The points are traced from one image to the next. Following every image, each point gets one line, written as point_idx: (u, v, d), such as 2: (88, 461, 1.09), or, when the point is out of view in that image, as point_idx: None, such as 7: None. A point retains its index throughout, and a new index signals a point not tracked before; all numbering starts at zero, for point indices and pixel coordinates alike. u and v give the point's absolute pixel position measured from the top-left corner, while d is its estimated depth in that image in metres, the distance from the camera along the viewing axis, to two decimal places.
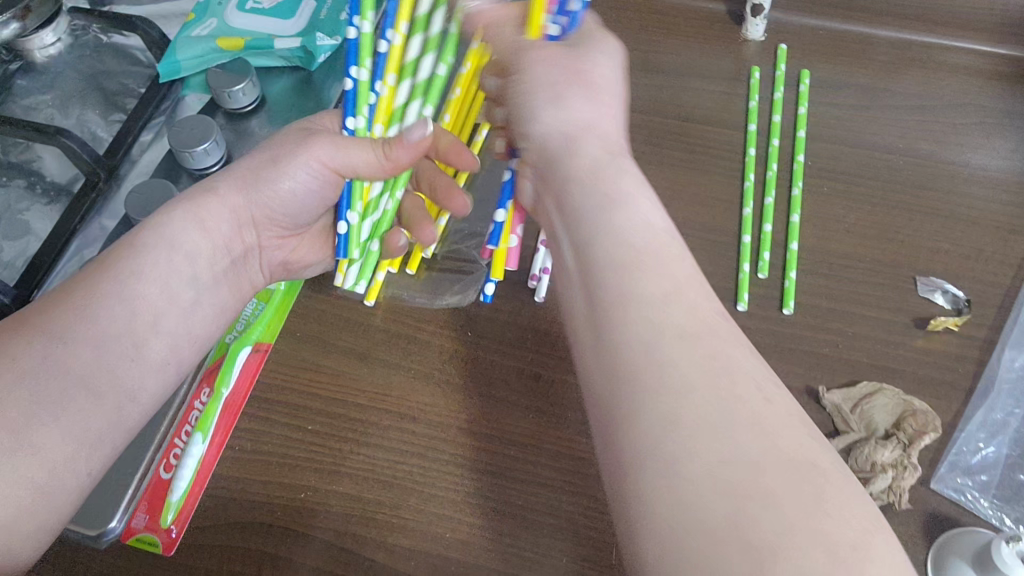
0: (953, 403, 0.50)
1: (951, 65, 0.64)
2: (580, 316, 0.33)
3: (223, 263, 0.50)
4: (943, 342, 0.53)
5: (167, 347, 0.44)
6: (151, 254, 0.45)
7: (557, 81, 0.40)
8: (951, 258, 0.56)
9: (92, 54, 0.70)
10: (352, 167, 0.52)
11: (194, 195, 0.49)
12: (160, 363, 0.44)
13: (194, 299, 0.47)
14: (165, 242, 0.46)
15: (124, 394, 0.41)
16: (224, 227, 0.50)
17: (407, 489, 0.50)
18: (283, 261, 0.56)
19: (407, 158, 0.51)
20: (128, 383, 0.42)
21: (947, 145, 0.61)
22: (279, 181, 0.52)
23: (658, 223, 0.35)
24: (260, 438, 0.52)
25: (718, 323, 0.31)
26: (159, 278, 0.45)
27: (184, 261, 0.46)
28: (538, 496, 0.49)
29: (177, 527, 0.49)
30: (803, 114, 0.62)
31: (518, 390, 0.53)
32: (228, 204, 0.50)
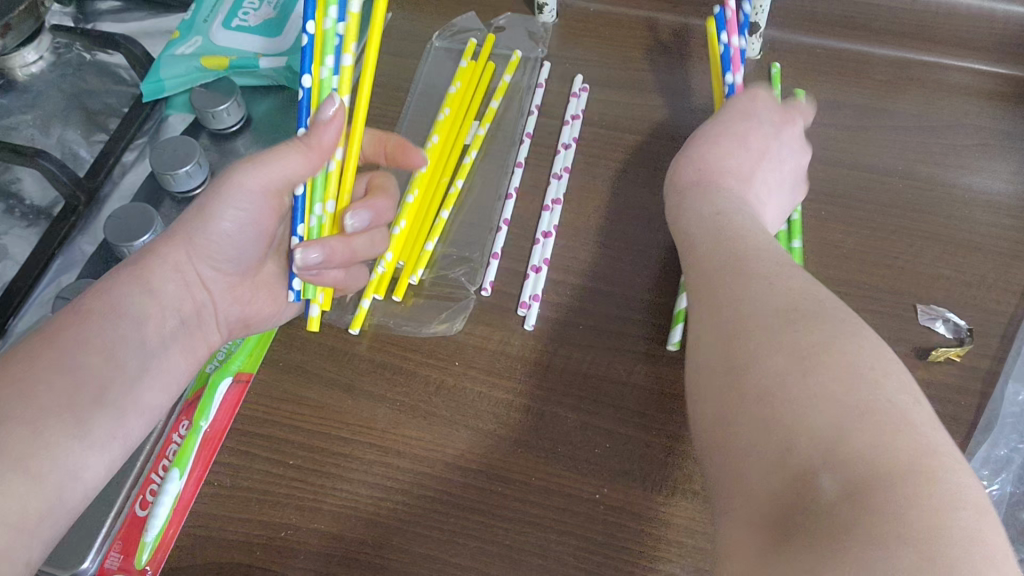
0: (954, 438, 0.49)
1: (950, 84, 0.63)
2: (717, 377, 0.34)
3: (173, 326, 0.48)
4: (944, 373, 0.51)
5: (115, 421, 0.42)
6: (93, 321, 0.43)
7: (723, 122, 0.50)
8: (952, 285, 0.54)
9: (74, 72, 0.69)
10: (282, 178, 0.45)
11: (136, 261, 0.48)
12: (105, 439, 0.42)
13: (142, 368, 0.45)
14: (110, 310, 0.44)
15: (64, 473, 0.39)
16: (169, 287, 0.48)
17: (391, 528, 0.48)
18: (242, 317, 0.53)
19: (329, 140, 0.46)
20: (70, 462, 0.39)
21: (948, 168, 0.59)
22: (211, 229, 0.47)
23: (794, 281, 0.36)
24: (240, 473, 0.50)
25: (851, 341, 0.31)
26: (104, 345, 0.43)
27: (131, 326, 0.45)
28: (526, 535, 0.47)
29: (153, 566, 0.47)
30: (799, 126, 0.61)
31: (506, 424, 0.51)
32: (168, 263, 0.48)
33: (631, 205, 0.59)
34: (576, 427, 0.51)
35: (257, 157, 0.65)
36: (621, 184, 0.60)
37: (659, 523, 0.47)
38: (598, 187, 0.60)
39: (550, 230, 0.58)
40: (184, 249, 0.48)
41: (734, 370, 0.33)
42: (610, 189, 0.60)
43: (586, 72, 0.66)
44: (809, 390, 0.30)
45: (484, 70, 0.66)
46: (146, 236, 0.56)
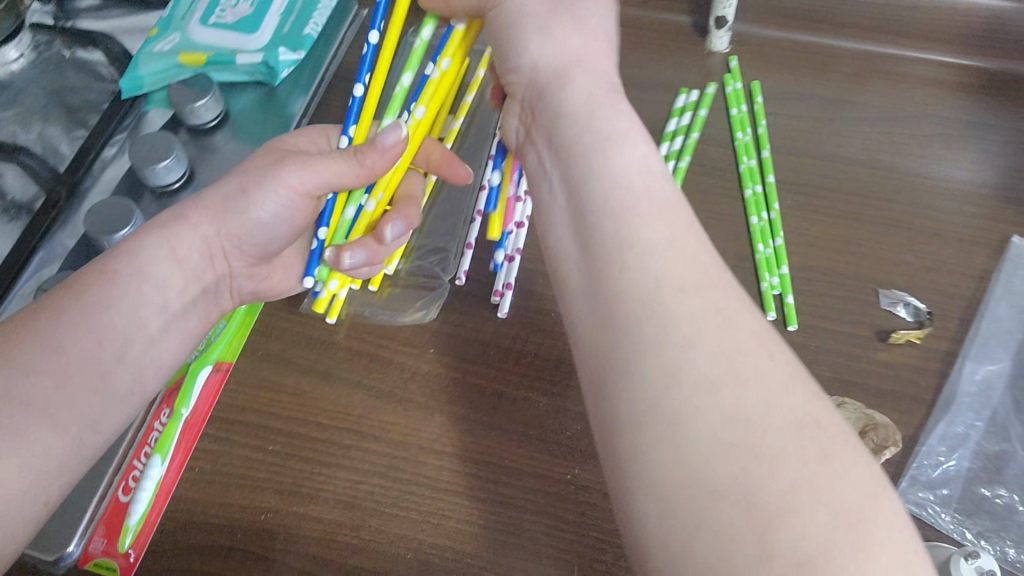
0: (914, 417, 0.50)
1: (913, 76, 0.65)
2: (577, 282, 0.36)
3: (195, 292, 0.50)
4: (905, 354, 0.53)
5: (133, 377, 0.44)
6: (118, 281, 0.45)
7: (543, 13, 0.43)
8: (913, 270, 0.56)
9: (54, 69, 0.69)
10: (324, 181, 0.49)
11: (166, 221, 0.49)
12: (124, 394, 0.44)
13: (162, 327, 0.47)
14: (135, 272, 0.46)
15: (79, 428, 0.41)
16: (195, 257, 0.49)
17: (368, 510, 0.49)
18: (255, 289, 0.55)
19: (383, 165, 0.48)
20: (89, 413, 0.41)
21: (910, 157, 0.61)
22: (248, 211, 0.50)
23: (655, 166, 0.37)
24: (219, 459, 0.51)
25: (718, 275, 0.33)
26: (126, 306, 0.45)
27: (154, 291, 0.46)
28: (499, 515, 0.49)
29: (135, 550, 0.48)
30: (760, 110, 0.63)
31: (481, 408, 0.53)
32: (198, 233, 0.49)
33: None
34: (549, 411, 0.52)
35: (235, 152, 0.66)
36: None
37: None
38: None
39: (524, 219, 0.58)
40: (215, 223, 0.50)
41: (610, 302, 0.33)
42: None
43: None
44: (706, 359, 0.29)
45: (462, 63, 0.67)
46: (126, 230, 0.57)
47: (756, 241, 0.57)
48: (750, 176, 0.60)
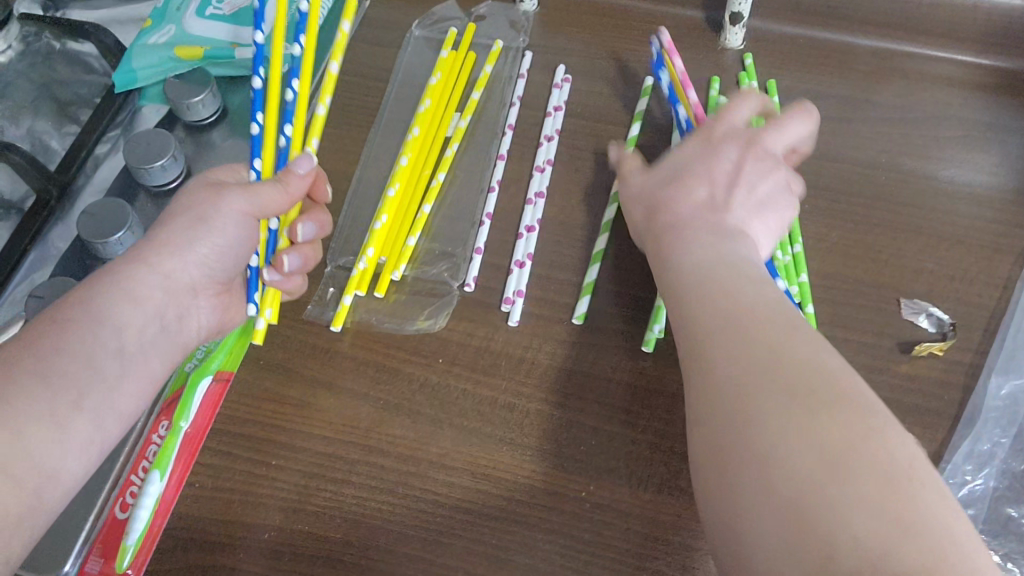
0: (938, 433, 0.49)
1: (933, 76, 0.63)
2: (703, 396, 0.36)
3: (155, 330, 0.46)
4: (928, 367, 0.51)
5: (93, 425, 0.41)
6: (72, 328, 0.42)
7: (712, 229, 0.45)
8: (935, 279, 0.54)
9: (43, 61, 0.67)
10: (267, 210, 0.48)
11: (118, 265, 0.45)
12: (83, 443, 0.41)
13: (120, 372, 0.43)
14: (92, 317, 0.42)
15: (43, 477, 0.39)
16: (157, 295, 0.46)
17: (376, 529, 0.48)
18: (219, 323, 0.52)
19: (302, 187, 0.50)
20: (48, 466, 0.39)
21: (930, 160, 0.59)
22: (207, 238, 0.47)
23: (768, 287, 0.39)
24: (221, 475, 0.50)
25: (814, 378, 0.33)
26: (83, 352, 0.41)
27: (111, 334, 0.43)
28: (512, 534, 0.47)
29: (135, 569, 0.46)
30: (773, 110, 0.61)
31: (492, 421, 0.51)
32: (161, 271, 0.46)
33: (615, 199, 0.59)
34: (562, 425, 0.50)
35: (233, 149, 0.63)
36: (604, 177, 0.60)
37: (645, 521, 0.47)
38: (582, 180, 0.60)
39: (533, 224, 0.57)
40: (177, 256, 0.47)
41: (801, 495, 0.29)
42: (593, 182, 0.60)
43: (569, 61, 0.65)
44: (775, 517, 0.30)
45: (466, 61, 0.65)
46: (121, 233, 0.55)
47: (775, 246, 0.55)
48: None
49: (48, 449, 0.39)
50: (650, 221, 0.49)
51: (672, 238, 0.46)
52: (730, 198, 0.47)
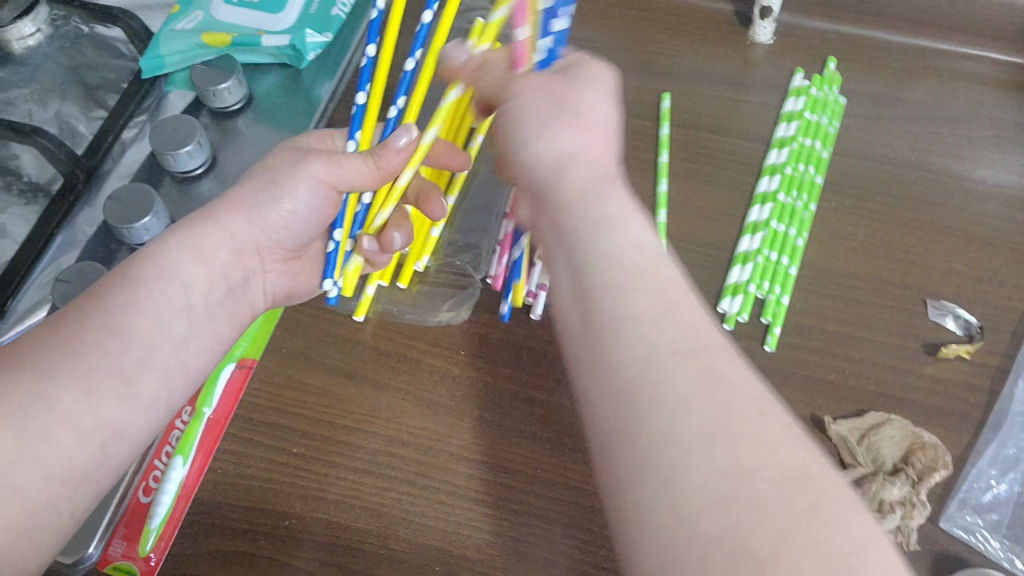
0: (963, 436, 0.48)
1: (965, 73, 0.62)
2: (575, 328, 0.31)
3: (220, 294, 0.46)
4: (954, 370, 0.51)
5: (160, 382, 0.41)
6: (140, 288, 0.42)
7: (545, 114, 0.37)
8: (963, 280, 0.54)
9: (71, 46, 0.67)
10: (347, 180, 0.48)
11: (189, 223, 0.46)
12: (150, 401, 0.41)
13: (186, 332, 0.44)
14: (157, 274, 0.43)
15: (111, 433, 0.39)
16: (223, 255, 0.47)
17: (396, 518, 0.48)
18: (287, 289, 0.53)
19: (398, 163, 0.48)
20: (116, 420, 0.39)
21: (959, 159, 0.59)
22: (281, 202, 0.49)
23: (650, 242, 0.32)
24: (242, 462, 0.50)
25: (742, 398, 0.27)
26: (148, 311, 0.42)
27: (179, 290, 0.43)
28: (532, 528, 0.47)
29: (156, 555, 0.47)
30: (797, 86, 0.62)
31: (513, 415, 0.51)
32: (226, 230, 0.47)
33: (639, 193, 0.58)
34: (583, 420, 0.50)
35: (259, 138, 0.64)
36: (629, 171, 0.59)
37: None
38: None
39: None
40: (244, 218, 0.48)
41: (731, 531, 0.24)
42: None
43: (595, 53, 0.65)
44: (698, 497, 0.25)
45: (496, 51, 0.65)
46: (147, 219, 0.55)
47: (772, 219, 0.56)
48: (791, 183, 0.57)
49: (113, 410, 0.39)
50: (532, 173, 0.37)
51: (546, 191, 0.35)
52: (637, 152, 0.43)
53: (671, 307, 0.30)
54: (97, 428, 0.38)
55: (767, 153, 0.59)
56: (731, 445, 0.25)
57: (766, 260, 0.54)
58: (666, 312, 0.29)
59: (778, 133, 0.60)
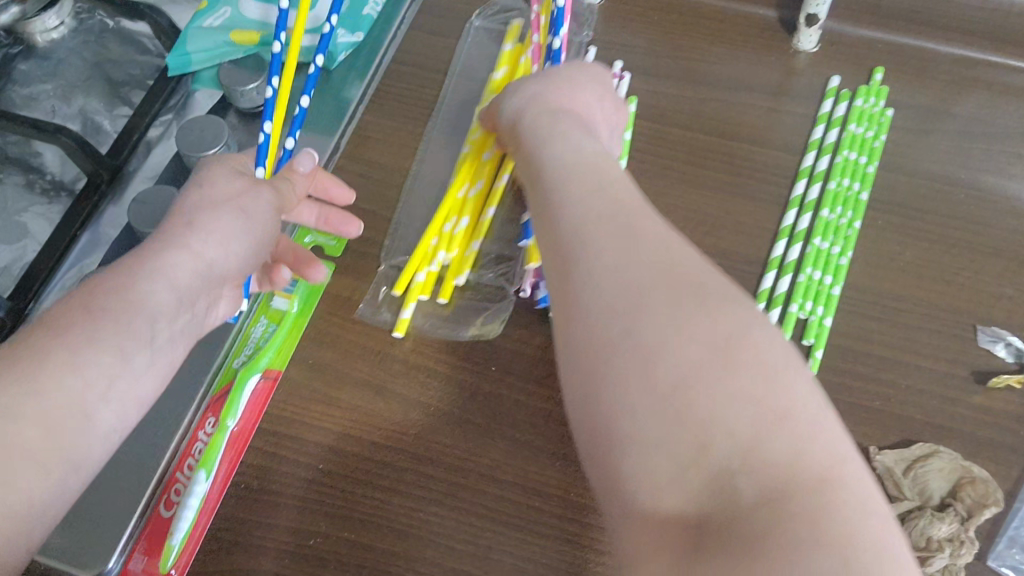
0: (1013, 470, 0.47)
1: (1018, 88, 0.60)
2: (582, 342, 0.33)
3: (185, 321, 0.42)
4: (1005, 400, 0.49)
5: (117, 414, 0.38)
6: (104, 318, 0.38)
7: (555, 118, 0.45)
8: (1015, 305, 0.52)
9: (96, 40, 0.66)
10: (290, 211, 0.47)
11: (154, 248, 0.42)
12: (108, 431, 0.37)
13: (150, 364, 0.39)
14: (123, 303, 0.38)
15: (68, 466, 0.35)
16: (193, 283, 0.42)
17: (422, 540, 0.46)
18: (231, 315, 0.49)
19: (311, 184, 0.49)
20: (73, 453, 0.35)
21: (1012, 178, 0.56)
22: (241, 228, 0.45)
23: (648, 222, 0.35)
24: (267, 476, 0.49)
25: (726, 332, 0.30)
26: (115, 341, 0.37)
27: (145, 322, 0.39)
28: (564, 554, 0.46)
29: (178, 568, 0.46)
30: (835, 88, 0.60)
31: (544, 434, 0.49)
32: (199, 258, 0.42)
33: (678, 205, 0.57)
34: None
35: None
36: (668, 182, 0.58)
37: None
38: (645, 185, 0.58)
39: None
40: (218, 244, 0.43)
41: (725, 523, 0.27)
42: (656, 187, 0.57)
43: (633, 58, 0.63)
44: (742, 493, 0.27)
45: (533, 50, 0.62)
46: None
47: (815, 236, 0.54)
48: (835, 200, 0.55)
49: (72, 441, 0.35)
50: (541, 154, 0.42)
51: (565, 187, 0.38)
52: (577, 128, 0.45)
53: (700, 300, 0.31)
54: (55, 458, 0.35)
55: (804, 156, 0.58)
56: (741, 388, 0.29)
57: (808, 278, 0.53)
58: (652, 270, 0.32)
59: (816, 134, 0.58)
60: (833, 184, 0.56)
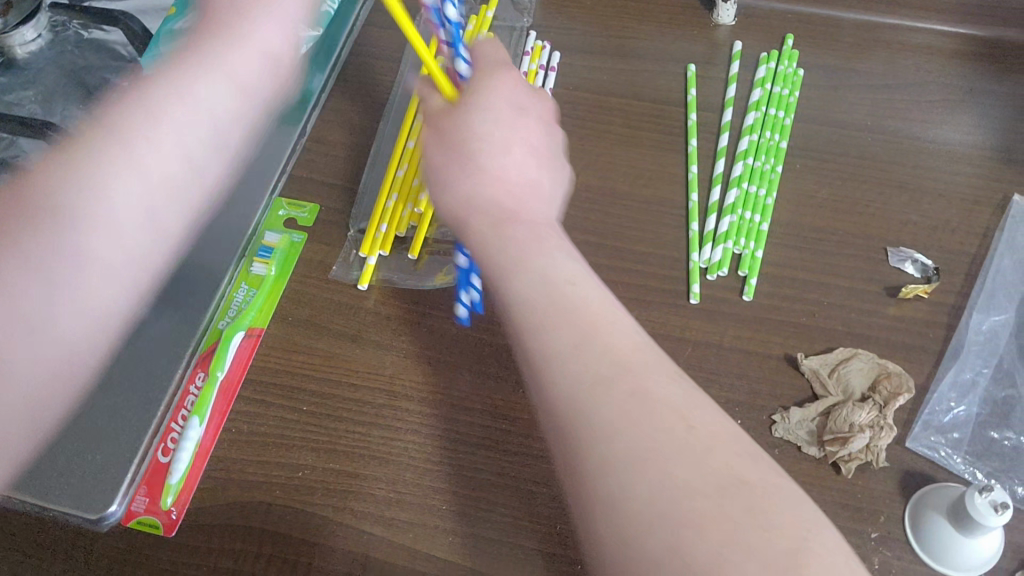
0: (924, 366, 0.52)
1: (914, 45, 0.67)
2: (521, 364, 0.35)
3: (223, 132, 0.49)
4: (913, 308, 0.55)
5: (146, 217, 0.46)
6: (119, 145, 0.44)
7: (449, 143, 0.41)
8: (919, 229, 0.58)
9: (73, 49, 0.71)
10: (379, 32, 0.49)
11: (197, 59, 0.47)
12: (137, 241, 0.45)
13: (184, 172, 0.47)
14: (131, 128, 0.45)
15: (106, 274, 0.44)
16: (233, 96, 0.48)
17: (402, 465, 0.51)
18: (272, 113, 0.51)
19: None
20: (99, 259, 0.44)
21: (912, 122, 0.63)
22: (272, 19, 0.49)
23: (573, 273, 0.36)
24: (256, 420, 0.53)
25: (638, 363, 0.32)
26: (152, 158, 0.45)
27: (174, 142, 0.46)
28: (529, 466, 0.50)
29: (177, 508, 0.50)
30: (737, 51, 0.67)
31: (508, 366, 0.54)
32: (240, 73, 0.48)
33: (617, 163, 0.62)
34: None
35: None
36: (607, 144, 0.63)
37: None
38: (586, 148, 0.63)
39: None
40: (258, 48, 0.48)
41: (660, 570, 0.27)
42: (597, 149, 0.63)
43: (570, 38, 0.69)
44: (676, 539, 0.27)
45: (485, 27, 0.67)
46: None
47: (743, 182, 0.60)
48: (759, 149, 0.62)
49: (104, 250, 0.44)
50: (449, 214, 0.41)
51: (515, 255, 0.37)
52: (474, 157, 0.40)
53: (591, 335, 0.33)
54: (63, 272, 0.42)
55: (723, 112, 0.64)
56: (680, 461, 0.29)
57: (739, 218, 0.58)
58: (587, 341, 0.33)
59: (729, 93, 0.65)
60: (756, 137, 0.62)
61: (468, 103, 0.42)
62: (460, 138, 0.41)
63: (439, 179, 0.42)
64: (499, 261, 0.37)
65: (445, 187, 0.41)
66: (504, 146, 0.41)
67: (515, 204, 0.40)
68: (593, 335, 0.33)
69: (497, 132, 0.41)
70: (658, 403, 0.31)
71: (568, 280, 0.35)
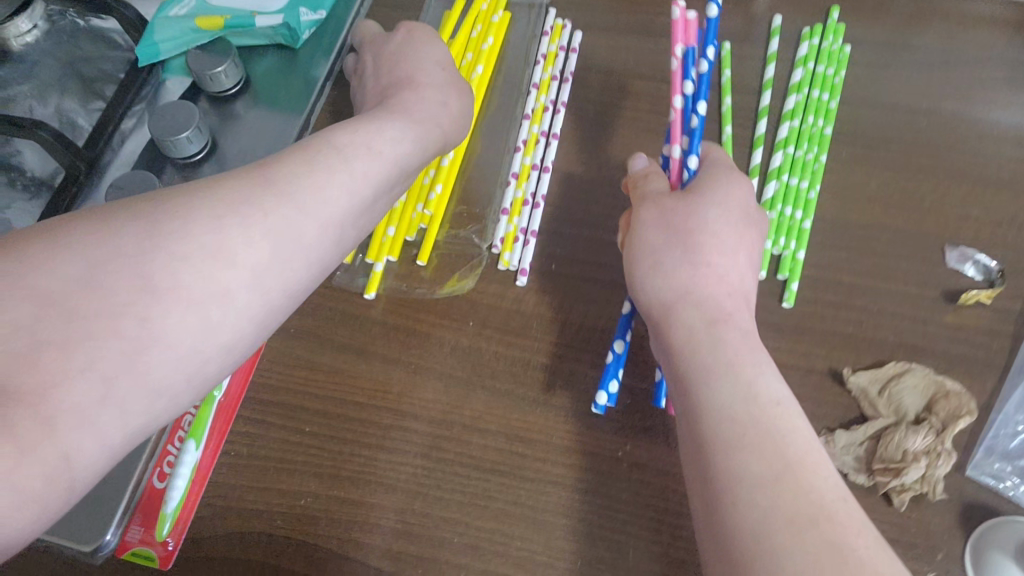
0: (987, 382, 0.47)
1: (975, 15, 0.60)
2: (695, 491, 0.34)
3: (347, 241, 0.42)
4: (975, 316, 0.49)
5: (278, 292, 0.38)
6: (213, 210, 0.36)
7: (667, 243, 0.43)
8: (981, 225, 0.52)
9: (69, 39, 0.66)
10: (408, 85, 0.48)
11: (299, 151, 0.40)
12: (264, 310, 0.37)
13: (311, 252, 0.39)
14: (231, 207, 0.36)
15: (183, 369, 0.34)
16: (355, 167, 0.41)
17: (411, 493, 0.47)
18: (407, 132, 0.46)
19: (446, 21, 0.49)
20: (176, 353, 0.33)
21: (974, 103, 0.57)
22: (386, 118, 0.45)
23: (782, 398, 0.35)
24: (256, 443, 0.50)
25: (838, 514, 0.30)
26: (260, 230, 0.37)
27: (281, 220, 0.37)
28: (548, 495, 0.46)
29: (173, 538, 0.47)
30: (777, 27, 0.61)
31: (525, 382, 0.50)
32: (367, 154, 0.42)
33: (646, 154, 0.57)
34: (593, 385, 0.50)
35: (258, 120, 0.63)
36: (635, 132, 0.58)
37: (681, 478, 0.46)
38: (612, 137, 0.58)
39: (546, 164, 0.57)
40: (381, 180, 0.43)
41: None
42: (624, 138, 0.58)
43: (593, 15, 0.64)
44: None
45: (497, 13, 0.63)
46: None
47: (782, 173, 0.55)
48: (800, 137, 0.56)
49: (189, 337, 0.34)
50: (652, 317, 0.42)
51: (713, 380, 0.36)
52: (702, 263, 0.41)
53: (789, 468, 0.31)
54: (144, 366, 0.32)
55: (761, 96, 0.58)
56: None
57: (779, 215, 0.53)
58: (785, 471, 0.31)
59: (768, 73, 0.59)
60: (797, 123, 0.56)
61: (691, 208, 0.43)
62: (674, 237, 0.43)
63: (643, 275, 0.43)
64: (696, 364, 0.37)
65: (640, 289, 0.43)
66: (717, 259, 0.41)
67: (705, 308, 0.39)
68: (785, 442, 0.32)
69: (720, 245, 0.42)
70: (857, 560, 0.28)
71: (767, 403, 0.34)
